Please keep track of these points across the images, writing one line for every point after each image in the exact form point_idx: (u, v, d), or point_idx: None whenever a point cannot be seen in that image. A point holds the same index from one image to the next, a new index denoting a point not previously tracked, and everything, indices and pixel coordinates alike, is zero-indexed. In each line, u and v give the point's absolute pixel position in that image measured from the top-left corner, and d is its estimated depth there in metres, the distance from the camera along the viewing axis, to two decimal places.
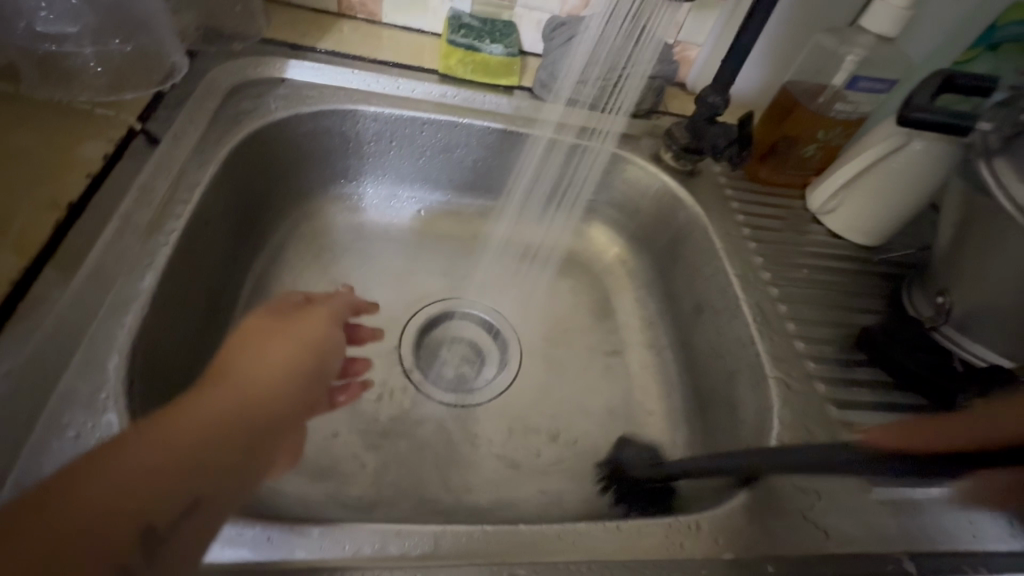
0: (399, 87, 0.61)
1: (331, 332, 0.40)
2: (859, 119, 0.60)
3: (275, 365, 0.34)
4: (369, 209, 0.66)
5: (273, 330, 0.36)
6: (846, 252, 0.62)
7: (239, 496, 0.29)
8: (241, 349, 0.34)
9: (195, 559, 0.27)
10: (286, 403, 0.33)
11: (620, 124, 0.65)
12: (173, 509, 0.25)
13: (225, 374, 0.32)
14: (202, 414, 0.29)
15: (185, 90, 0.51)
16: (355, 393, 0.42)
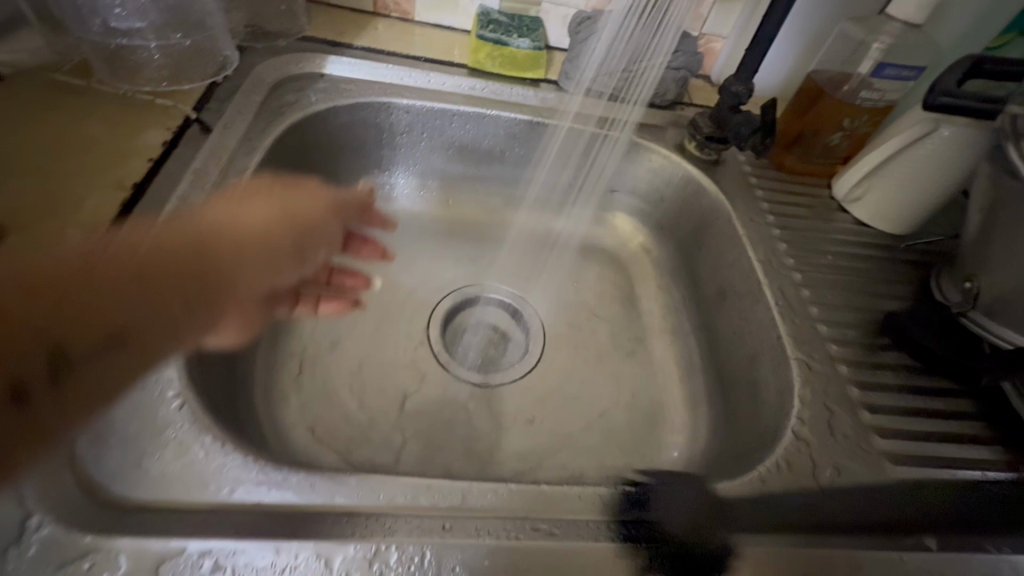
0: (430, 80, 0.64)
1: (313, 221, 0.45)
2: (886, 106, 0.59)
3: (247, 227, 0.39)
4: (401, 198, 0.69)
5: (256, 196, 0.41)
6: (872, 239, 0.61)
7: (183, 333, 0.35)
8: (228, 211, 0.39)
9: (137, 370, 0.33)
10: (243, 265, 0.39)
11: (637, 114, 0.66)
12: (121, 320, 0.32)
13: (198, 227, 0.37)
14: (159, 249, 0.35)
15: (235, 84, 0.55)
16: (342, 303, 0.51)
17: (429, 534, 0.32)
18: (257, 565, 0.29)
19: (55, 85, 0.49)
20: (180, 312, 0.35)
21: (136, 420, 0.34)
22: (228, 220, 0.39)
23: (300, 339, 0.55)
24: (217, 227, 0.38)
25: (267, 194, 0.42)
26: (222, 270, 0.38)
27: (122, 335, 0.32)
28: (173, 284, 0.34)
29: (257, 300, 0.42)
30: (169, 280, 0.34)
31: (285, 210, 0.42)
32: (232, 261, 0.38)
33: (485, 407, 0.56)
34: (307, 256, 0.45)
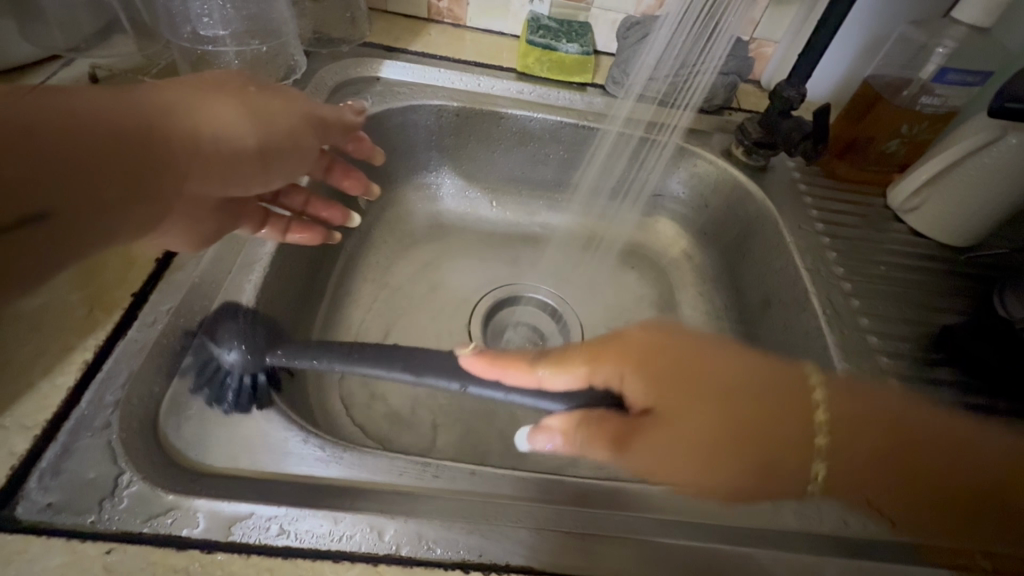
0: (480, 85, 0.66)
1: (293, 131, 0.40)
2: (948, 113, 0.58)
3: (219, 123, 0.35)
4: (447, 198, 0.71)
5: (226, 94, 0.37)
6: (928, 250, 0.59)
7: (114, 226, 0.29)
8: (191, 104, 0.34)
9: (59, 261, 0.27)
10: (209, 162, 0.34)
11: (686, 119, 0.67)
12: (59, 191, 0.25)
13: (131, 107, 0.30)
14: (107, 115, 0.28)
15: (300, 88, 0.59)
16: (312, 235, 0.47)
17: (473, 517, 0.34)
18: (317, 532, 0.31)
19: (143, 86, 0.54)
20: (118, 200, 0.28)
21: (209, 393, 0.37)
22: (190, 111, 0.34)
23: (351, 330, 0.58)
24: (176, 115, 0.33)
25: (233, 95, 0.38)
26: (176, 162, 0.32)
27: (52, 211, 0.25)
28: (92, 163, 0.27)
29: (204, 206, 0.38)
30: (82, 158, 0.27)
31: (255, 112, 0.38)
32: (162, 147, 0.31)
33: None
34: (275, 173, 0.40)
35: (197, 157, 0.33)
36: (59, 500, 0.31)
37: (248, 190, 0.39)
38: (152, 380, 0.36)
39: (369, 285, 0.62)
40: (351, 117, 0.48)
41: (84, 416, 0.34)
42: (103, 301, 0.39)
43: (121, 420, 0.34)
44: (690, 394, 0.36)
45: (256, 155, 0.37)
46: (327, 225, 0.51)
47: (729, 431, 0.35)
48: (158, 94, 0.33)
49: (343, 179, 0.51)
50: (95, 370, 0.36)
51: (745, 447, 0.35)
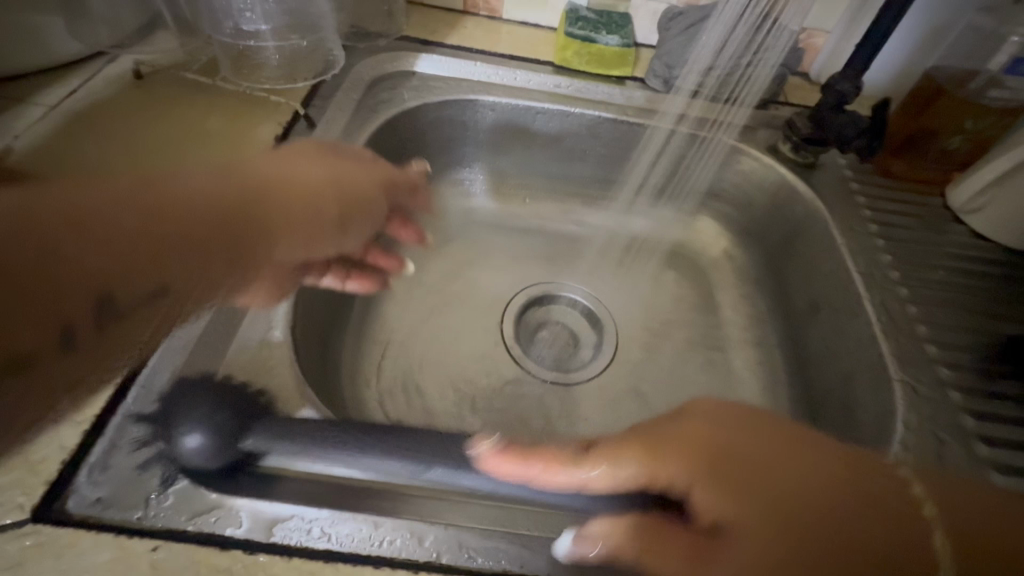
0: (516, 78, 0.65)
1: (367, 195, 0.45)
2: (1019, 107, 0.54)
3: (308, 192, 0.39)
4: (480, 195, 0.70)
5: (314, 158, 0.42)
6: (992, 254, 0.56)
7: (207, 291, 0.34)
8: (286, 169, 0.39)
9: (152, 322, 0.32)
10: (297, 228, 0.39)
11: (744, 116, 0.64)
12: (173, 270, 0.30)
13: (235, 178, 0.35)
14: (217, 191, 0.33)
15: (337, 82, 0.58)
16: (371, 283, 0.51)
17: (512, 526, 0.33)
18: (357, 536, 0.31)
19: (185, 82, 0.54)
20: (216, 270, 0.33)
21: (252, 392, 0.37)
22: (284, 176, 0.39)
23: (384, 327, 0.58)
24: (274, 185, 0.37)
25: (318, 159, 0.42)
26: (268, 228, 0.36)
27: (162, 287, 0.30)
28: (206, 241, 0.32)
29: (292, 266, 0.41)
30: (202, 237, 0.31)
31: (340, 179, 0.43)
32: (261, 217, 0.35)
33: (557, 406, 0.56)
34: (350, 233, 0.45)
35: (288, 224, 0.38)
36: (108, 495, 0.31)
37: (326, 250, 0.43)
38: (196, 377, 0.37)
39: (403, 281, 0.62)
40: (416, 177, 0.53)
41: (131, 411, 0.34)
42: None
43: (166, 416, 0.34)
44: (740, 490, 0.29)
45: (336, 219, 0.43)
46: (383, 274, 0.53)
47: (746, 533, 0.28)
48: (256, 159, 0.38)
49: (400, 231, 0.54)
50: (141, 366, 0.36)
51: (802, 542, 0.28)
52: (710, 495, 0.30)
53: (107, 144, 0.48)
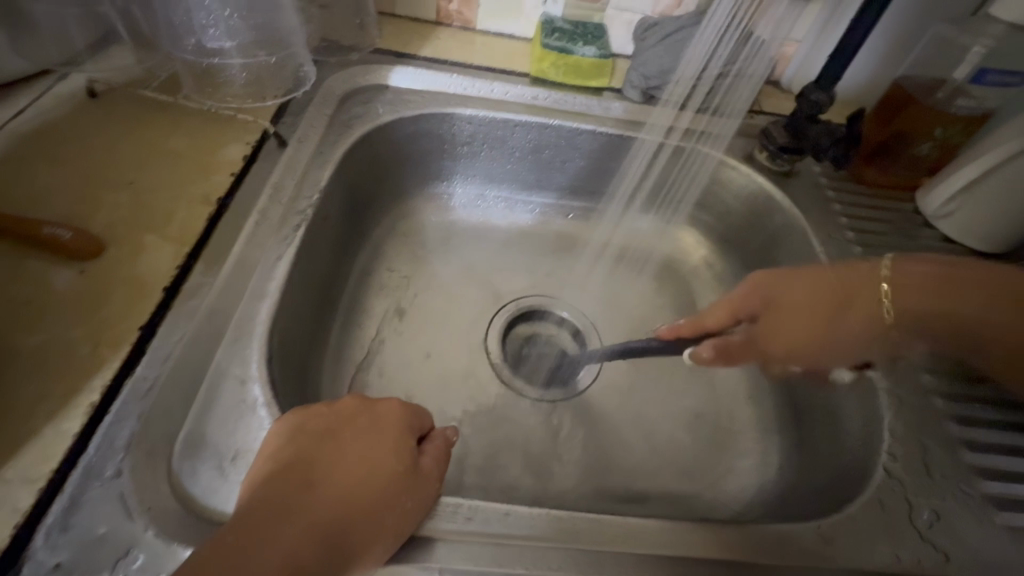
0: (493, 90, 0.64)
1: (431, 478, 0.36)
2: (983, 114, 0.56)
3: (366, 473, 0.34)
4: (460, 209, 0.69)
5: (370, 448, 0.35)
6: (962, 258, 0.57)
7: None
8: (353, 467, 0.34)
9: None
10: (364, 506, 0.32)
11: (732, 127, 0.64)
12: None
13: (301, 521, 0.30)
14: (287, 527, 0.29)
15: (308, 98, 0.56)
16: (435, 452, 0.38)
17: (510, 566, 0.33)
18: None
19: (145, 101, 0.51)
20: None
21: (228, 433, 0.35)
22: (339, 486, 0.33)
23: (367, 349, 0.56)
24: (344, 517, 0.31)
25: (394, 444, 0.36)
26: (329, 542, 0.30)
27: None
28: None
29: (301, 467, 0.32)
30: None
31: (413, 482, 0.35)
32: (331, 539, 0.30)
33: (546, 425, 0.55)
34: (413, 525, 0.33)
35: (359, 511, 0.32)
36: (69, 559, 0.29)
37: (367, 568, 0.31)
38: (165, 420, 0.34)
39: (382, 299, 0.60)
40: (417, 411, 0.40)
41: (92, 464, 0.32)
42: (107, 336, 0.36)
43: (133, 469, 0.32)
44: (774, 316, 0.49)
45: (411, 507, 0.34)
46: (443, 453, 0.39)
47: (781, 313, 0.49)
48: (322, 470, 0.33)
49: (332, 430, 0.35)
50: (102, 414, 0.33)
51: (829, 300, 0.47)
52: (773, 322, 0.49)
53: (59, 169, 0.44)
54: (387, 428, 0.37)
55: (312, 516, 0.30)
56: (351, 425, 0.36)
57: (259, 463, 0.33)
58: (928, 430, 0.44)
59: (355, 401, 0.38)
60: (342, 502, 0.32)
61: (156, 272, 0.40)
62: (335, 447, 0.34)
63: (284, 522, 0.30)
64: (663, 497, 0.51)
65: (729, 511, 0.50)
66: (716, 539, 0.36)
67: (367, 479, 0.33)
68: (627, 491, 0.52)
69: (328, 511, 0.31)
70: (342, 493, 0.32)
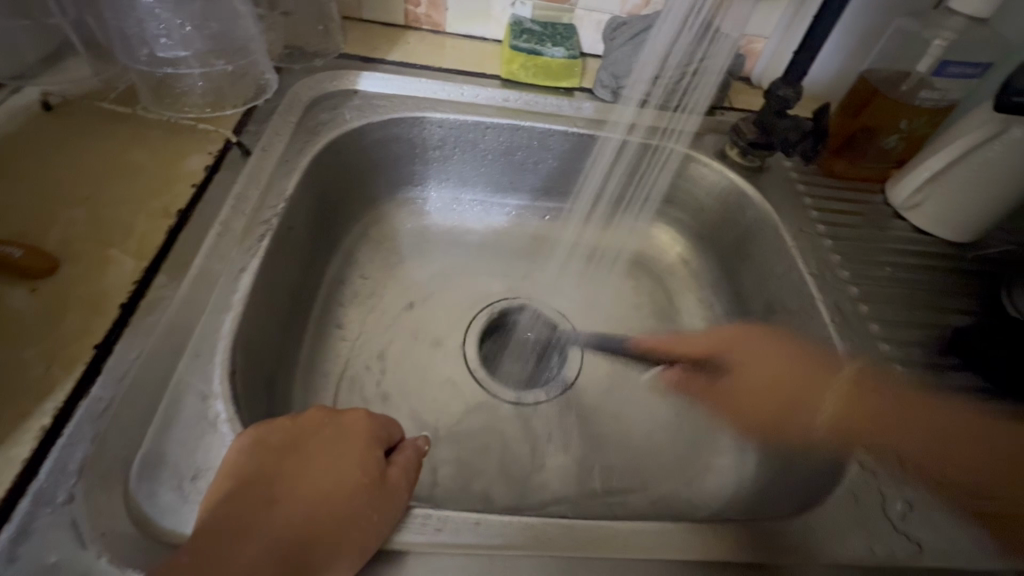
0: (463, 93, 0.63)
1: (400, 490, 0.35)
2: (948, 106, 0.57)
3: (330, 489, 0.33)
4: (433, 214, 0.68)
5: (334, 463, 0.35)
6: (931, 248, 0.58)
7: None
8: (316, 484, 0.33)
9: None
10: (326, 524, 0.31)
11: (694, 123, 0.65)
12: None
13: (258, 542, 0.30)
14: (244, 548, 0.29)
15: (272, 106, 0.55)
16: (406, 462, 0.38)
17: None
18: None
19: (103, 113, 0.50)
20: None
21: (189, 452, 0.34)
22: (300, 504, 0.32)
23: (340, 358, 0.55)
24: (306, 536, 0.31)
25: (361, 457, 0.36)
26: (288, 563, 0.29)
27: None
28: None
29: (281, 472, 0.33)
30: None
31: (380, 496, 0.34)
32: (290, 559, 0.30)
33: (525, 429, 0.54)
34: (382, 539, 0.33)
35: (320, 530, 0.31)
36: None
37: None
38: (122, 441, 0.33)
39: (355, 307, 0.59)
40: (387, 422, 0.39)
41: (44, 489, 0.31)
42: (59, 356, 0.35)
43: (86, 493, 0.31)
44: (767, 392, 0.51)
45: (379, 521, 0.33)
46: (414, 462, 0.38)
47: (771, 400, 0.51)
48: (284, 487, 0.33)
49: (309, 442, 0.35)
50: (54, 437, 0.32)
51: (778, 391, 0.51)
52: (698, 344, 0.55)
53: (10, 184, 0.43)
54: (351, 440, 0.37)
55: (270, 537, 0.30)
56: (316, 439, 0.36)
57: (217, 482, 0.32)
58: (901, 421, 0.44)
59: (320, 412, 0.38)
60: (300, 520, 0.31)
61: (113, 287, 0.39)
62: (299, 463, 0.34)
63: (243, 544, 0.29)
64: (642, 497, 0.51)
65: (708, 510, 0.50)
66: (692, 538, 0.36)
67: (327, 496, 0.33)
68: (607, 492, 0.51)
69: (285, 529, 0.31)
70: (301, 510, 0.32)
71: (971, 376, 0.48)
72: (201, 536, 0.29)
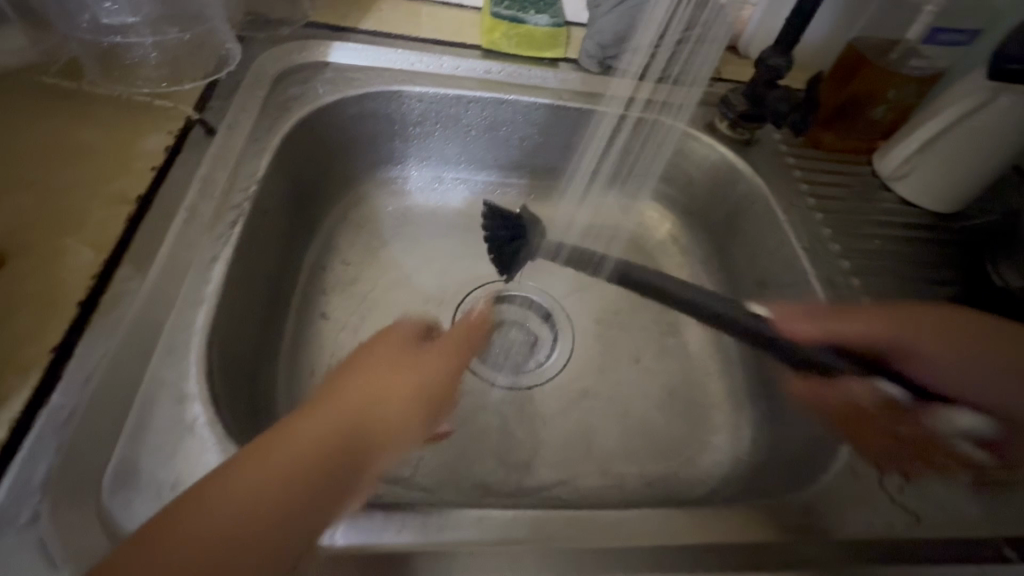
0: (443, 65, 0.60)
1: (447, 376, 0.44)
2: (935, 75, 0.56)
3: (382, 382, 0.39)
4: (416, 193, 0.65)
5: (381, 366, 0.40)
6: (917, 220, 0.58)
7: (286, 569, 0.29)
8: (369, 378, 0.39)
9: None
10: (381, 418, 0.37)
11: (694, 97, 0.62)
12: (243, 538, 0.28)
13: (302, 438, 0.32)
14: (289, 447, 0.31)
15: (236, 78, 0.51)
16: (446, 347, 0.46)
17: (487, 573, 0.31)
18: None
19: (44, 88, 0.45)
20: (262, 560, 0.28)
21: (165, 459, 0.32)
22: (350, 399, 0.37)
23: (324, 349, 0.53)
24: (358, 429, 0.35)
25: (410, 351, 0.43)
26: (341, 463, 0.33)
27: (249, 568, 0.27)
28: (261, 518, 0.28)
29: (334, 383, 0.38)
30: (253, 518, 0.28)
31: (430, 377, 0.42)
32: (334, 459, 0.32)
33: (520, 415, 0.53)
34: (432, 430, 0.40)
35: (371, 425, 0.36)
36: None
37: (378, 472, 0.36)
38: (90, 450, 0.31)
39: (339, 295, 0.57)
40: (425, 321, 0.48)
41: (5, 507, 0.28)
42: (12, 360, 0.32)
43: (53, 510, 0.28)
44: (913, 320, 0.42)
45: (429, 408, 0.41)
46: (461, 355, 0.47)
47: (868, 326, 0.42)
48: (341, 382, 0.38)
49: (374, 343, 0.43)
50: (12, 451, 0.30)
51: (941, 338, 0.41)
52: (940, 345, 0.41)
53: None
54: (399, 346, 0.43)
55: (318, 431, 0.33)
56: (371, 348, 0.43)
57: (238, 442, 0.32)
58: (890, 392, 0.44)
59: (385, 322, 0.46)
60: (292, 464, 0.30)
61: (69, 283, 0.36)
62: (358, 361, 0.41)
63: (292, 440, 0.31)
64: (640, 478, 0.51)
65: (704, 487, 0.51)
66: (699, 521, 0.36)
67: (327, 438, 0.32)
68: (603, 475, 0.51)
69: (268, 480, 0.29)
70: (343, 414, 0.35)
71: None
72: (184, 507, 0.28)
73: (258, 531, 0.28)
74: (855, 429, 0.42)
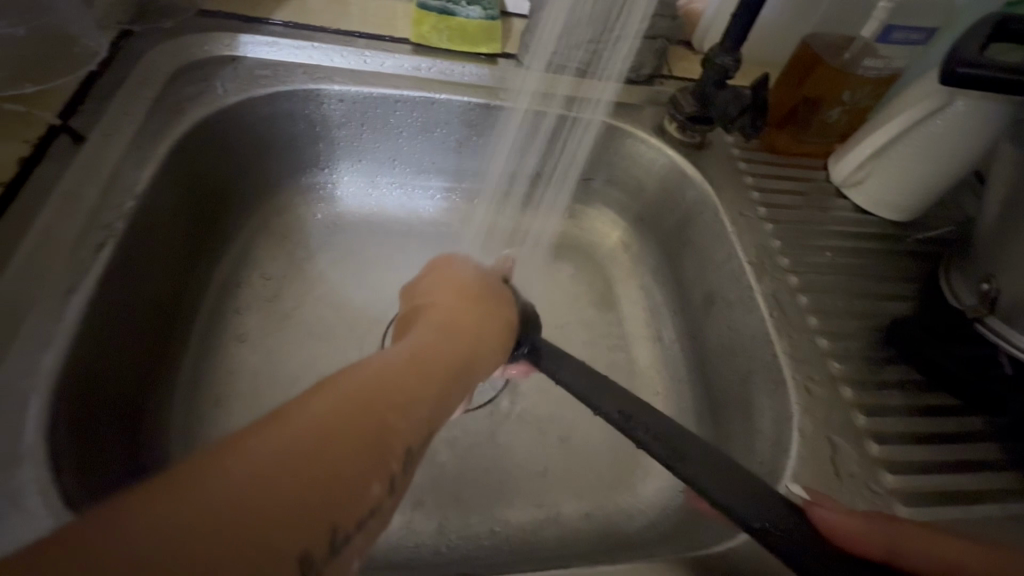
0: (367, 61, 0.54)
1: (482, 327, 0.37)
2: (892, 75, 0.53)
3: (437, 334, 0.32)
4: (346, 199, 0.60)
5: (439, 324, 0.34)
6: (872, 230, 0.55)
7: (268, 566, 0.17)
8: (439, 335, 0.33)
9: None
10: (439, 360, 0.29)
11: (614, 90, 0.58)
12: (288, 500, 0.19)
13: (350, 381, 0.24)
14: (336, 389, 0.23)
15: (120, 76, 0.46)
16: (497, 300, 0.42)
17: None
18: None
19: None
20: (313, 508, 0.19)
21: None
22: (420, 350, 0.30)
23: (232, 376, 0.48)
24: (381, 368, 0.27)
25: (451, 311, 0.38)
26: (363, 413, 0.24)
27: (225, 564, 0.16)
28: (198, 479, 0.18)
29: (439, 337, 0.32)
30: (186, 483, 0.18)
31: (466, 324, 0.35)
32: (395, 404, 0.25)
33: (449, 444, 0.49)
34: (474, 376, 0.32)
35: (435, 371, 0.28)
36: None
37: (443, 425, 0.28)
38: None
39: (252, 314, 0.52)
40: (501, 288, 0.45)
41: None
42: None
43: None
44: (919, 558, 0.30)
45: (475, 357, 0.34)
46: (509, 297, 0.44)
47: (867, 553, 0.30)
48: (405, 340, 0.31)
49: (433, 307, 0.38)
50: None
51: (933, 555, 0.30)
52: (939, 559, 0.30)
53: None
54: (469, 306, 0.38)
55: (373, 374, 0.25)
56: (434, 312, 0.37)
57: None
58: (834, 424, 0.41)
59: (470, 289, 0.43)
60: (325, 414, 0.22)
61: None
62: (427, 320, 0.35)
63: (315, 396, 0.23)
64: (575, 510, 0.48)
65: (642, 520, 0.48)
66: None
67: (346, 408, 0.22)
68: (536, 509, 0.48)
69: (314, 430, 0.21)
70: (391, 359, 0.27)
71: (907, 369, 0.46)
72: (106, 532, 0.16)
73: (303, 478, 0.19)
74: (795, 465, 0.39)
